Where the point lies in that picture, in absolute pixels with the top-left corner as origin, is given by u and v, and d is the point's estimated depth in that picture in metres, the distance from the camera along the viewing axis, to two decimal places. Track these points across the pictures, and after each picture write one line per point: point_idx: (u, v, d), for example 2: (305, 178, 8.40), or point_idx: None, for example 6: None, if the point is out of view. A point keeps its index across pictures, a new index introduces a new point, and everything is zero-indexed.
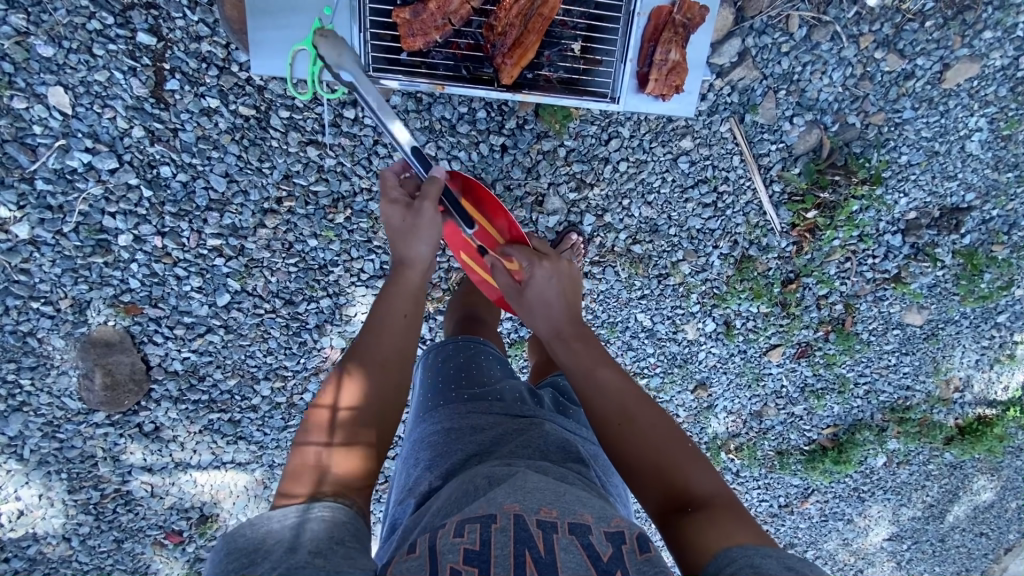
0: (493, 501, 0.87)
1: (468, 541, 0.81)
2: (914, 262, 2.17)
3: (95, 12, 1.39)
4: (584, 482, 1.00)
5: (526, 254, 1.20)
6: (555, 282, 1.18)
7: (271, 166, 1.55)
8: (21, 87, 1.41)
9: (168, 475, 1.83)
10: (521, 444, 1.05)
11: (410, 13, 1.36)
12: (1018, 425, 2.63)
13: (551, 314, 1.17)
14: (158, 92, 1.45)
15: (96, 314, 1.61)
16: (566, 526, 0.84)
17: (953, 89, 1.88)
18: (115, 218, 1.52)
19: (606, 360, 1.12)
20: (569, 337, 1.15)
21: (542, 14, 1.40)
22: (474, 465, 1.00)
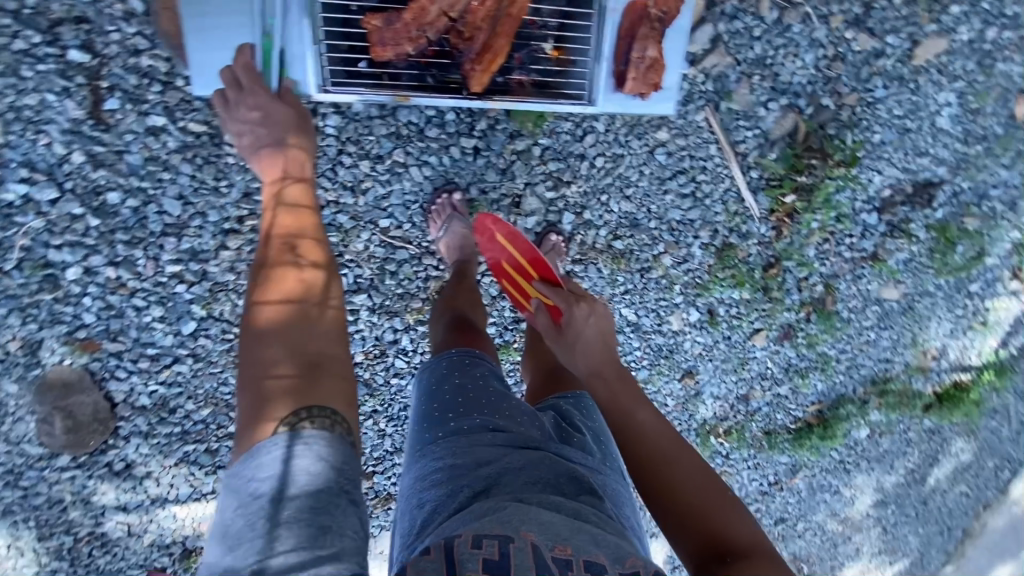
0: (510, 527, 0.87)
1: (487, 553, 0.82)
2: (890, 239, 2.21)
3: (21, 31, 1.27)
4: (599, 515, 0.98)
5: (564, 296, 1.16)
6: (592, 324, 1.12)
7: (229, 184, 1.43)
8: None
9: (145, 512, 1.75)
10: (532, 475, 1.02)
11: (381, 21, 1.30)
12: (992, 389, 2.71)
13: (590, 355, 1.10)
14: (97, 113, 1.34)
15: (50, 354, 1.50)
16: (581, 564, 0.84)
17: (922, 66, 1.87)
18: (62, 251, 1.40)
19: (643, 401, 1.04)
20: (609, 378, 1.07)
21: (510, 15, 1.33)
22: (485, 499, 0.96)
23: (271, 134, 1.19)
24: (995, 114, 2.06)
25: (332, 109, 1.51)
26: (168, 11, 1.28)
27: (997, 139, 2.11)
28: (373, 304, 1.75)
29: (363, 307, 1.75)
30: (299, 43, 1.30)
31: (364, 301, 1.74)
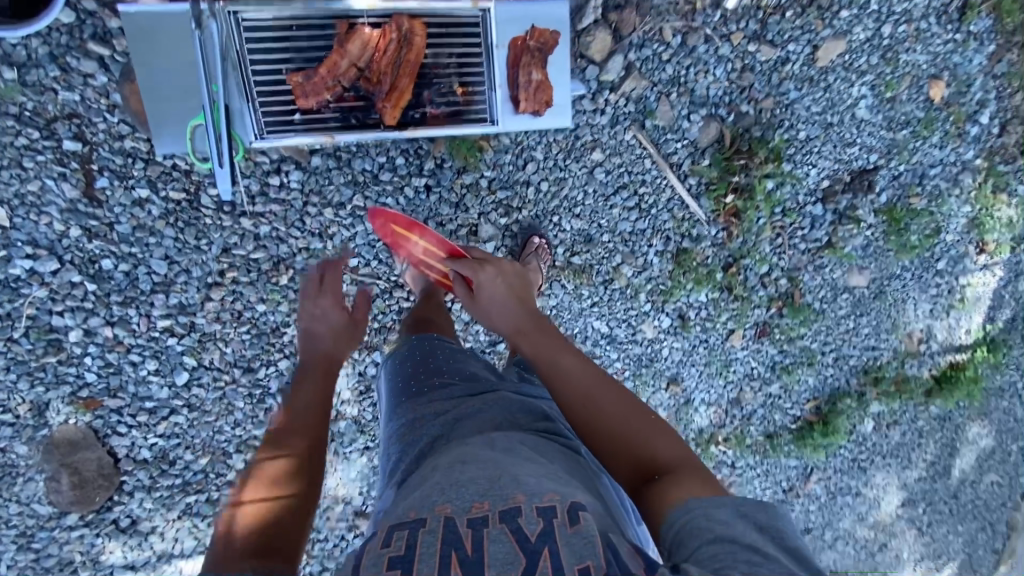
0: (426, 506, 0.91)
1: (394, 551, 0.84)
2: (841, 227, 2.32)
3: (21, 129, 1.45)
4: (536, 452, 1.03)
5: (470, 266, 1.27)
6: (500, 284, 1.24)
7: (208, 243, 1.62)
8: None
9: (153, 568, 1.88)
10: (475, 433, 1.09)
11: (301, 77, 1.42)
12: (991, 366, 2.69)
13: (509, 312, 1.21)
14: (89, 191, 1.51)
15: (55, 414, 1.63)
16: (496, 516, 0.87)
17: (828, 66, 2.05)
18: (64, 316, 1.57)
19: (566, 348, 1.14)
20: (530, 332, 1.17)
21: (410, 60, 1.45)
22: (421, 476, 1.01)
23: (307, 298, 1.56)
24: (912, 99, 2.22)
25: (293, 166, 1.65)
26: (134, 92, 1.45)
27: (919, 122, 2.26)
28: None
29: None
30: (238, 102, 1.45)
31: None
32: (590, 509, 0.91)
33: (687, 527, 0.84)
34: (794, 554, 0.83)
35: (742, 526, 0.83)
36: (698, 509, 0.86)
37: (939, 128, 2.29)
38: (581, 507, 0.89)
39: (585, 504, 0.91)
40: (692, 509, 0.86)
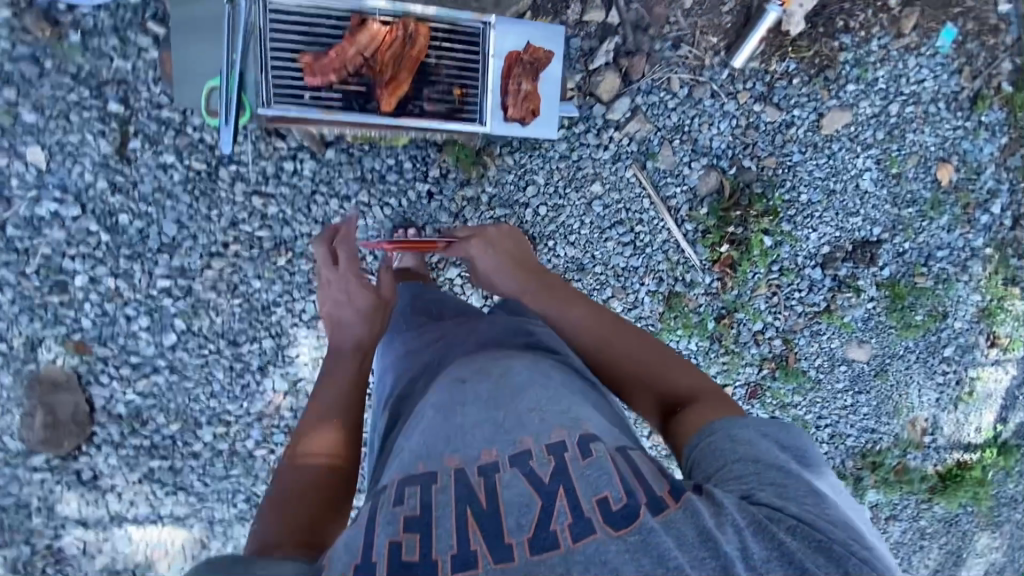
0: (435, 459, 0.97)
1: (408, 510, 0.90)
2: (840, 294, 2.31)
3: (76, 87, 1.58)
4: (536, 372, 1.08)
5: (458, 237, 1.41)
6: (490, 250, 1.38)
7: (219, 214, 1.74)
8: (5, 147, 1.59)
9: (103, 529, 1.92)
10: (467, 360, 1.16)
11: (312, 57, 1.44)
12: (1002, 471, 2.55)
13: (509, 279, 1.35)
14: (123, 150, 1.63)
15: (47, 352, 1.72)
16: (507, 462, 0.93)
17: (833, 135, 2.11)
18: (75, 260, 1.67)
19: (580, 301, 1.28)
20: (535, 291, 1.31)
21: (414, 54, 1.48)
22: (421, 416, 1.06)
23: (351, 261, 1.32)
24: (919, 179, 2.24)
25: (308, 155, 1.77)
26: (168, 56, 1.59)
27: (926, 201, 2.27)
28: None
29: None
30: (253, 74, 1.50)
31: None
32: (597, 429, 0.98)
33: (712, 454, 0.96)
34: (811, 470, 0.94)
35: (766, 443, 0.95)
36: (719, 434, 0.98)
37: (946, 210, 2.29)
38: (589, 435, 0.95)
39: (591, 426, 0.98)
40: (715, 437, 0.98)
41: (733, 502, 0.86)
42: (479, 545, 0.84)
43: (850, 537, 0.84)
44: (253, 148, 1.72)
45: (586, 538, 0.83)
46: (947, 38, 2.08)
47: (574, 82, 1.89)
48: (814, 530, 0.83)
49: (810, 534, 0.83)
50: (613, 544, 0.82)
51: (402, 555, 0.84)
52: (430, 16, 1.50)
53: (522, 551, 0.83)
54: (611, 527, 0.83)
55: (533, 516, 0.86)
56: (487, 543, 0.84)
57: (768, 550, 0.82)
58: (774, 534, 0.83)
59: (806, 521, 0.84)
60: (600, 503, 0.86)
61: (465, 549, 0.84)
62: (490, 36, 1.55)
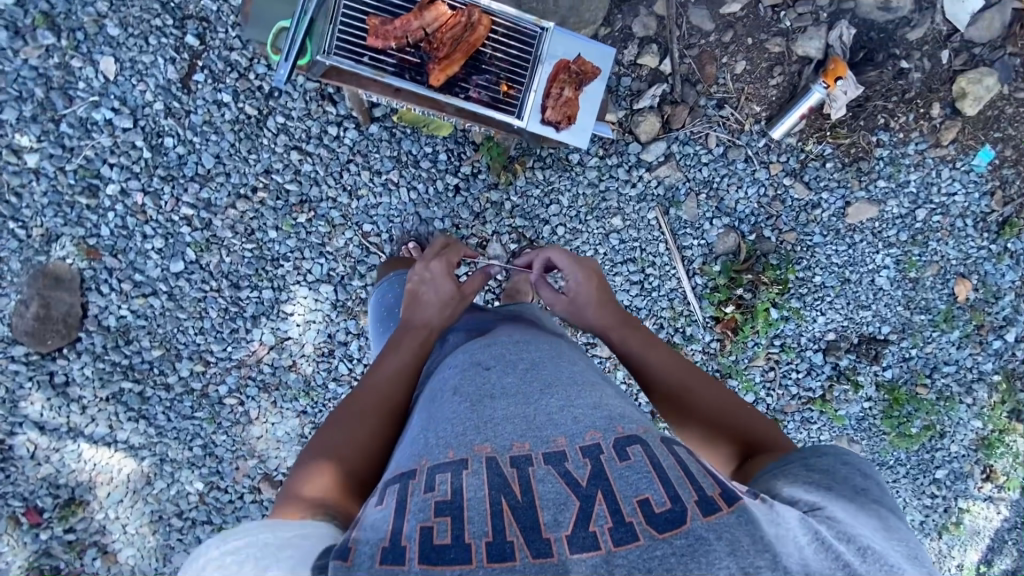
0: (464, 445, 0.96)
1: (437, 493, 0.89)
2: (837, 385, 2.27)
3: (161, 14, 1.68)
4: (564, 369, 1.12)
5: (549, 261, 1.41)
6: (580, 279, 1.39)
7: (256, 159, 1.81)
8: (83, 52, 1.67)
9: (57, 439, 1.91)
10: (488, 344, 1.17)
11: (378, 21, 1.32)
12: None
13: (597, 312, 1.38)
14: (186, 80, 1.72)
15: (60, 249, 1.77)
16: (540, 458, 0.93)
17: (857, 225, 2.14)
18: (112, 169, 1.74)
19: (657, 344, 1.34)
20: (618, 325, 1.37)
21: (471, 41, 1.38)
22: (447, 399, 1.07)
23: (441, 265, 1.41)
24: (936, 289, 2.23)
25: (352, 126, 1.85)
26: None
27: (940, 312, 2.25)
28: (335, 299, 1.97)
29: (326, 299, 1.97)
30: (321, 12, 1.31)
31: (329, 293, 1.96)
32: (630, 428, 0.99)
33: (782, 477, 0.98)
34: (890, 509, 0.91)
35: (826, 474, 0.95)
36: (795, 462, 0.99)
37: (958, 326, 2.27)
38: (624, 436, 0.97)
39: (625, 427, 0.99)
40: (789, 466, 0.99)
41: (795, 515, 0.86)
42: (514, 539, 0.83)
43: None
44: (304, 106, 1.80)
45: (629, 544, 0.82)
46: (984, 158, 2.10)
47: (616, 117, 1.97)
48: (882, 557, 0.82)
49: (878, 560, 0.82)
50: (659, 548, 0.81)
51: (433, 538, 0.83)
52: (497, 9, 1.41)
53: (561, 550, 0.81)
54: (654, 530, 0.83)
55: (571, 514, 0.85)
56: (523, 538, 0.83)
57: (829, 569, 0.80)
58: (838, 554, 0.82)
59: (876, 548, 0.83)
60: (642, 503, 0.86)
61: (500, 541, 0.83)
62: (549, 40, 1.45)
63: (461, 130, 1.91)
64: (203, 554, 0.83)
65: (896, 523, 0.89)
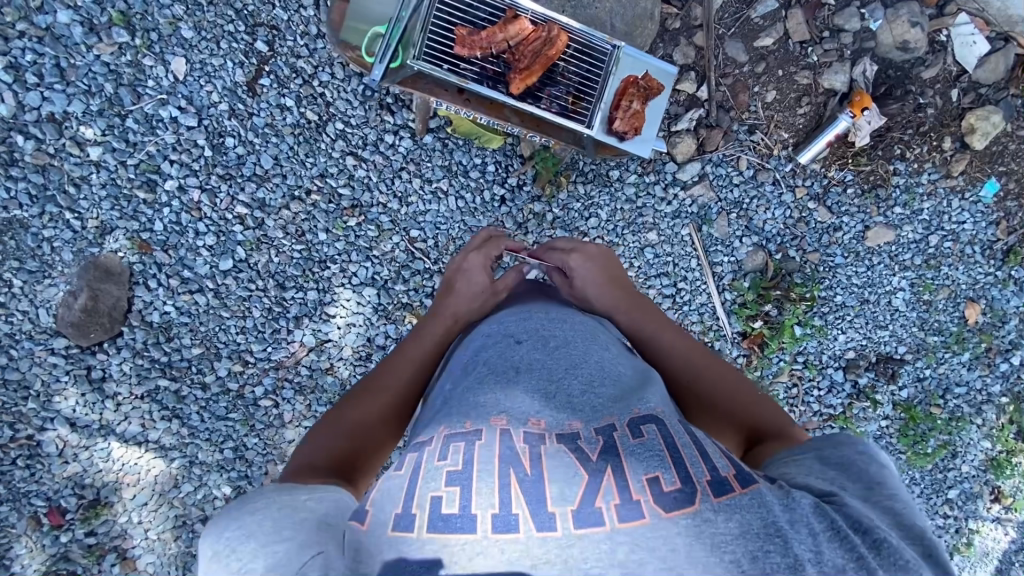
0: (480, 418, 0.99)
1: (449, 464, 0.93)
2: (856, 403, 2.33)
3: (234, 20, 1.80)
4: (591, 350, 1.12)
5: (557, 255, 1.42)
6: (589, 267, 1.39)
7: (313, 163, 1.89)
8: (155, 51, 1.77)
9: (87, 436, 1.86)
10: (522, 318, 1.19)
11: (467, 31, 1.54)
12: None
13: (605, 295, 1.38)
14: (252, 84, 1.83)
15: (113, 241, 1.82)
16: (554, 435, 0.96)
17: (875, 249, 2.24)
18: (173, 165, 1.81)
19: (672, 332, 1.36)
20: (630, 312, 1.38)
21: (550, 54, 1.58)
22: (474, 369, 1.10)
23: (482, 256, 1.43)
24: (948, 311, 2.31)
25: (407, 135, 1.93)
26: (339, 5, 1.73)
27: (953, 334, 2.32)
28: (378, 304, 1.97)
29: (368, 303, 1.97)
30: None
31: (372, 297, 1.96)
32: (647, 408, 1.02)
33: (797, 471, 0.99)
34: (905, 503, 0.93)
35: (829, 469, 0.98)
36: (809, 454, 1.02)
37: (969, 348, 2.33)
38: (640, 416, 1.00)
39: (642, 409, 1.02)
40: (804, 457, 1.02)
41: (811, 504, 0.89)
42: (520, 512, 0.87)
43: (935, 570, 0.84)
44: (363, 114, 1.89)
45: (635, 522, 0.85)
46: (990, 189, 2.23)
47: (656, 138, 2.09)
48: (897, 551, 0.84)
49: (892, 553, 0.83)
50: (664, 528, 0.85)
51: (441, 508, 0.89)
52: (574, 28, 1.63)
53: (565, 524, 0.85)
54: (662, 509, 0.86)
55: (578, 488, 0.88)
56: (529, 511, 0.87)
57: (844, 559, 0.83)
58: (853, 546, 0.84)
59: (891, 542, 0.85)
60: (651, 481, 0.89)
61: (505, 513, 0.87)
62: (619, 58, 1.66)
63: (510, 144, 2.00)
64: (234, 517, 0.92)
65: (911, 517, 0.91)
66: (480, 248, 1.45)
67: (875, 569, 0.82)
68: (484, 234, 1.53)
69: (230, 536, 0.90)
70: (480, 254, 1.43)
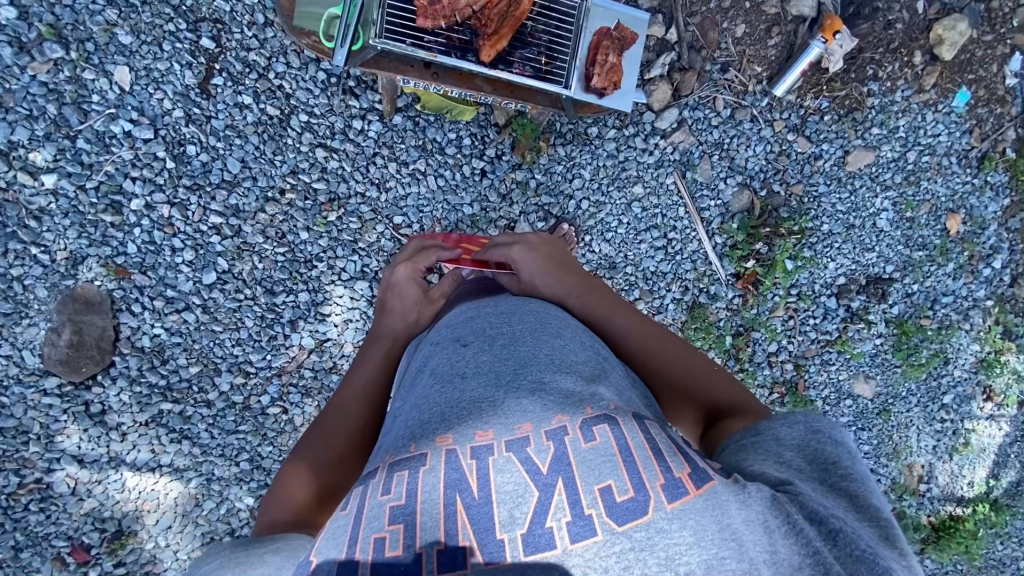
0: (425, 439, 0.88)
1: (392, 498, 0.82)
2: (851, 326, 2.31)
3: (174, 18, 1.70)
4: (540, 344, 1.03)
5: (499, 249, 1.36)
6: (531, 256, 1.32)
7: (282, 160, 1.81)
8: (94, 63, 1.68)
9: (98, 471, 1.82)
10: (470, 321, 1.11)
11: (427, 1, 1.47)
12: (995, 533, 2.54)
13: (552, 282, 1.30)
14: (204, 85, 1.74)
15: (87, 271, 1.75)
16: (502, 445, 0.84)
17: (856, 172, 2.23)
18: (135, 183, 1.74)
19: (626, 311, 1.29)
20: (583, 296, 1.30)
21: (515, 15, 1.54)
22: (423, 381, 1.01)
23: (408, 271, 1.39)
24: (931, 225, 2.29)
25: (376, 119, 1.85)
26: None
27: (936, 247, 2.31)
28: (371, 296, 1.92)
29: (362, 296, 1.91)
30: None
31: (364, 290, 1.91)
32: (600, 407, 0.91)
33: (754, 455, 0.92)
34: (862, 482, 0.87)
35: (787, 452, 0.90)
36: (765, 436, 0.94)
37: (952, 258, 2.32)
38: (592, 416, 0.88)
39: (596, 407, 0.90)
40: (759, 439, 0.94)
41: (766, 497, 0.79)
42: (468, 542, 0.76)
43: (892, 553, 0.78)
44: (327, 102, 1.81)
45: (587, 540, 0.75)
46: (962, 99, 2.22)
47: None
48: (855, 540, 0.77)
49: (849, 543, 0.76)
50: (617, 543, 0.74)
51: (385, 550, 0.77)
52: None
53: (514, 552, 0.75)
54: (615, 522, 0.76)
55: (528, 508, 0.78)
56: (476, 540, 0.76)
57: (801, 556, 0.75)
58: (808, 540, 0.76)
59: (848, 531, 0.78)
60: (602, 491, 0.79)
61: (451, 547, 0.76)
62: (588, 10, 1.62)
63: (483, 114, 1.93)
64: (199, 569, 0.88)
65: (868, 498, 0.85)
66: (410, 259, 1.42)
67: (832, 564, 0.74)
68: (415, 246, 1.49)
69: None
70: (413, 265, 1.40)
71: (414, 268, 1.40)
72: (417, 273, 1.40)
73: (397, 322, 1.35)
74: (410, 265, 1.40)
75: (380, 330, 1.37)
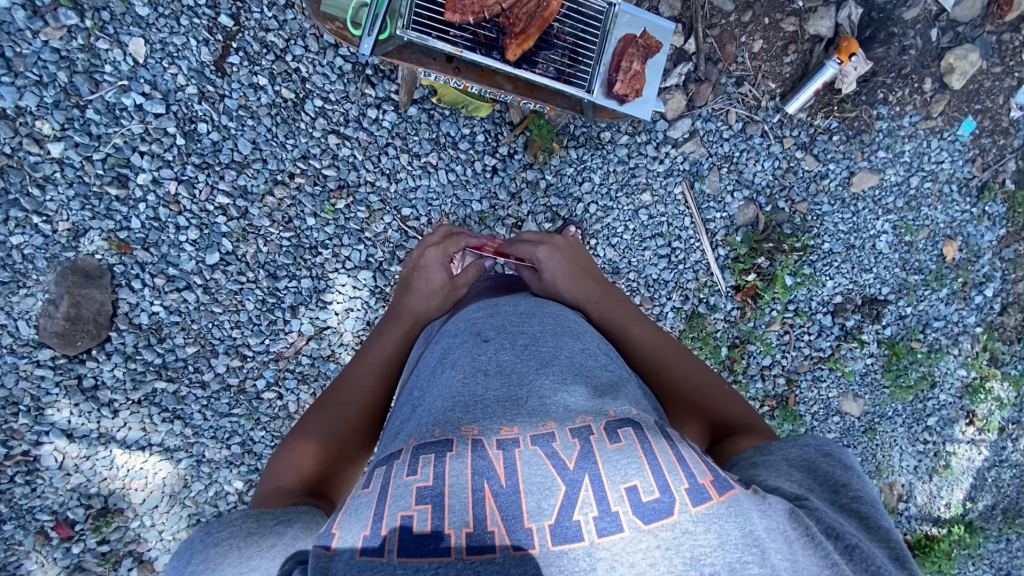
0: (451, 426, 0.88)
1: (419, 479, 0.82)
2: (844, 344, 2.34)
3: None
4: (563, 346, 1.04)
5: (526, 247, 1.37)
6: (556, 257, 1.34)
7: (294, 144, 1.79)
8: (109, 33, 1.65)
9: (87, 446, 1.79)
10: (493, 315, 1.11)
11: None
12: (967, 553, 2.60)
13: (574, 284, 1.32)
14: (220, 63, 1.72)
15: (88, 243, 1.72)
16: (528, 439, 0.85)
17: (860, 194, 2.26)
18: (143, 157, 1.71)
19: (641, 320, 1.31)
20: (602, 300, 1.31)
21: (544, 15, 1.55)
22: (444, 371, 1.01)
23: (439, 254, 1.40)
24: (929, 250, 2.33)
25: (390, 109, 1.84)
26: None
27: (932, 272, 2.34)
28: (375, 286, 1.91)
29: (365, 286, 1.90)
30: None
31: (368, 280, 1.90)
32: (622, 411, 0.92)
33: (768, 470, 0.93)
34: (871, 504, 0.89)
35: (798, 472, 0.92)
36: (776, 455, 0.96)
37: (947, 284, 2.36)
38: (616, 419, 0.89)
39: (618, 412, 0.92)
40: (770, 455, 0.97)
41: (786, 509, 0.81)
42: (496, 528, 0.77)
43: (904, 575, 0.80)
44: (343, 89, 1.80)
45: (613, 536, 0.75)
46: (967, 128, 2.25)
47: None
48: (871, 557, 0.78)
49: (866, 559, 0.78)
50: (644, 541, 0.75)
51: (412, 528, 0.77)
52: None
53: (543, 541, 0.76)
54: (641, 521, 0.76)
55: (555, 500, 0.78)
56: (504, 527, 0.77)
57: (819, 567, 0.76)
58: (828, 552, 0.77)
59: (863, 546, 0.80)
60: (628, 490, 0.79)
61: (479, 532, 0.77)
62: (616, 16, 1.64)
63: (498, 111, 1.94)
64: (208, 530, 0.85)
65: (878, 519, 0.87)
66: (441, 242, 1.43)
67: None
68: (445, 228, 1.49)
69: (200, 543, 0.84)
70: (443, 250, 1.40)
71: (442, 252, 1.41)
72: (446, 257, 1.40)
73: (417, 304, 1.33)
74: (439, 249, 1.40)
75: (399, 310, 1.35)
